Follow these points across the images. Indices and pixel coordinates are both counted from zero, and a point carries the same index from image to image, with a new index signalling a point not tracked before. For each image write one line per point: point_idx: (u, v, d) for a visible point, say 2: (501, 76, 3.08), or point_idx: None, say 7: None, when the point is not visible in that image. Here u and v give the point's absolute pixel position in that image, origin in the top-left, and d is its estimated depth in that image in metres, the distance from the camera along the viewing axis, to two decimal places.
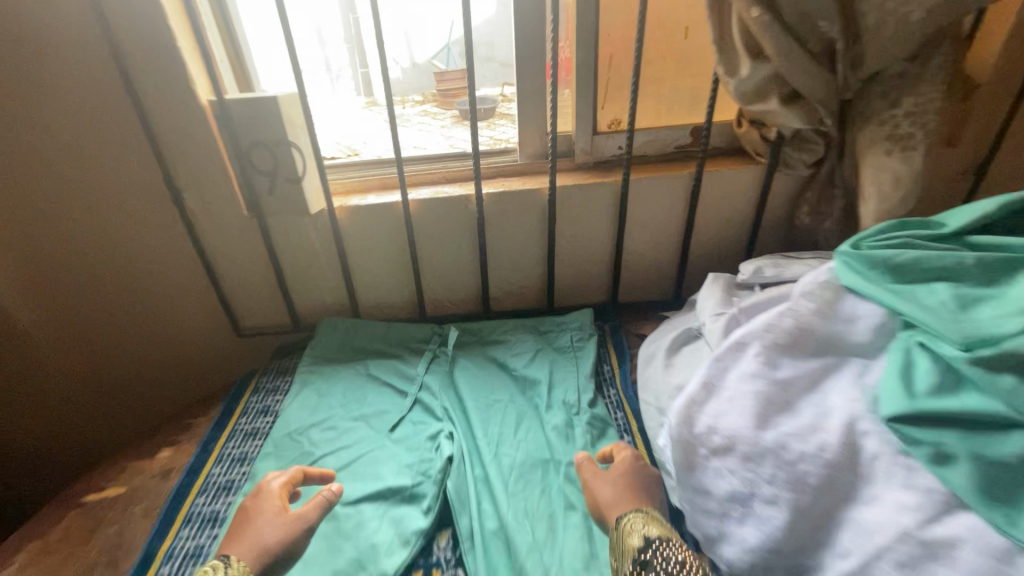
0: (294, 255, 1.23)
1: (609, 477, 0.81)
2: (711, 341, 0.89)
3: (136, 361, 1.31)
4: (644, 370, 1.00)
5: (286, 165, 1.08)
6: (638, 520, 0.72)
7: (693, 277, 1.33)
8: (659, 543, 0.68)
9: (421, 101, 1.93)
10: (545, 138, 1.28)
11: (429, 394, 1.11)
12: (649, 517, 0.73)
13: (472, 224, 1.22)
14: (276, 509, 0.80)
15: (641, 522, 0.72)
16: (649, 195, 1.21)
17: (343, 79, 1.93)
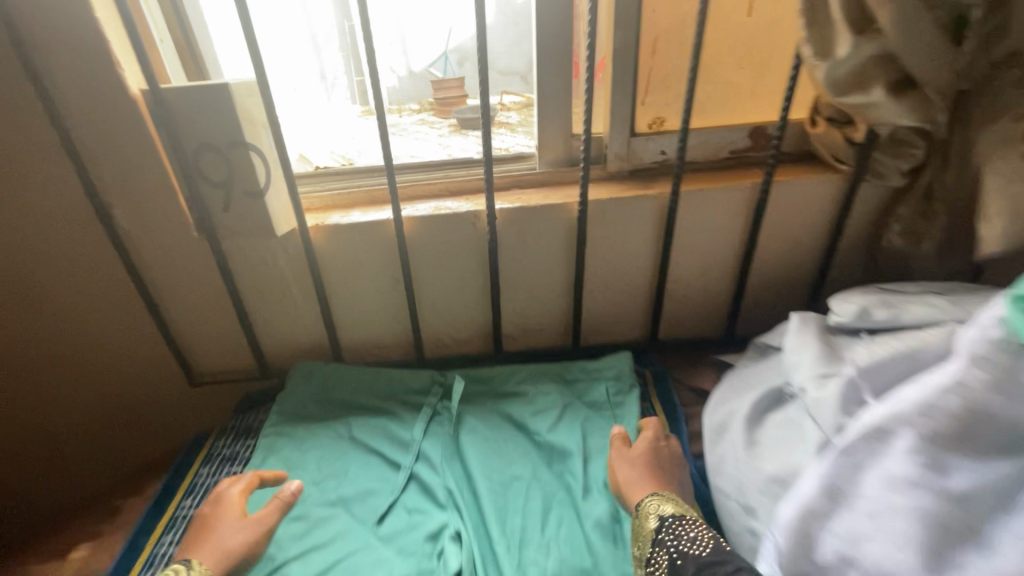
0: (259, 287, 0.98)
1: (640, 455, 0.78)
2: (819, 415, 0.64)
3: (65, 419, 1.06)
4: (713, 443, 0.75)
5: (244, 174, 0.84)
6: (660, 502, 0.70)
7: (750, 310, 1.10)
8: (677, 523, 0.65)
9: (419, 107, 1.68)
10: (570, 142, 1.05)
11: (428, 469, 0.86)
12: (671, 501, 0.70)
13: (481, 248, 0.98)
14: (234, 516, 0.74)
15: (660, 500, 0.70)
16: (700, 211, 0.98)
17: (336, 88, 1.56)
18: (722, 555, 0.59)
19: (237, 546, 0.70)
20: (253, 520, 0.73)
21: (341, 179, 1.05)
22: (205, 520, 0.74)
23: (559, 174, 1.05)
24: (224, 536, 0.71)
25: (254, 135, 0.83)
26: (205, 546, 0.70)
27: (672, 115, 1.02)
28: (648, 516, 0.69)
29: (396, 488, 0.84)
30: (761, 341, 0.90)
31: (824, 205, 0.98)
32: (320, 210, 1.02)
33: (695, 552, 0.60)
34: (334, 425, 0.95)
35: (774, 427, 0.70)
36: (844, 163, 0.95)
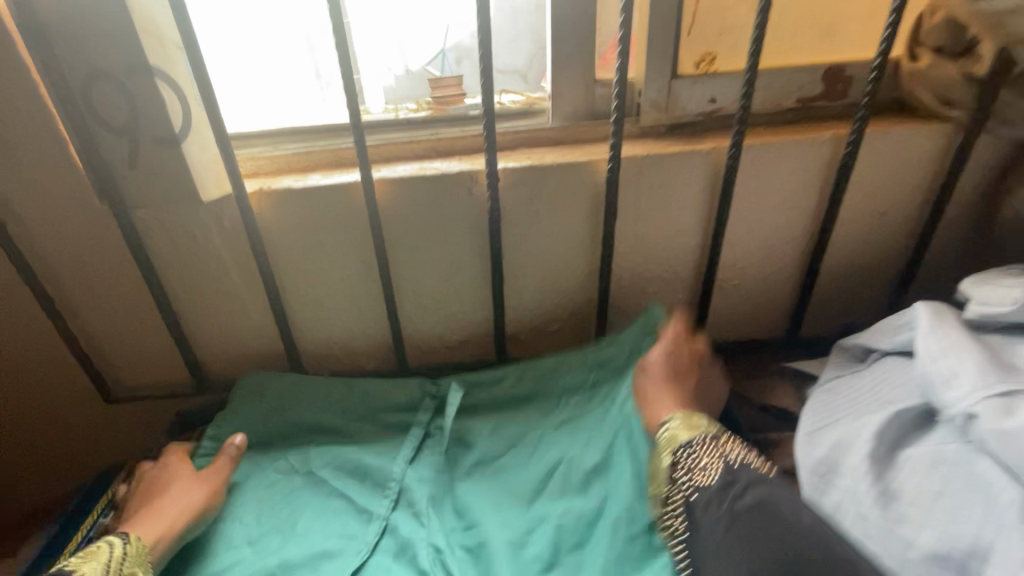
0: (189, 274, 0.75)
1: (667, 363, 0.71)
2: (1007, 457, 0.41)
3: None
4: (820, 489, 0.51)
5: (152, 114, 0.61)
6: (677, 422, 0.61)
7: (820, 305, 0.86)
8: (692, 449, 0.56)
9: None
10: (593, 90, 0.82)
11: (411, 521, 0.63)
12: (687, 420, 0.60)
13: (479, 222, 0.75)
14: (184, 477, 0.65)
15: (674, 423, 0.60)
16: (764, 172, 0.75)
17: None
18: (731, 484, 0.52)
19: (195, 501, 0.62)
20: (204, 474, 0.66)
21: (302, 139, 0.83)
22: (148, 494, 0.64)
23: (579, 130, 0.83)
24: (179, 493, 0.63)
25: (164, 60, 0.61)
26: (154, 509, 0.61)
27: (724, 52, 0.79)
28: (669, 436, 0.59)
29: (366, 547, 0.60)
30: (853, 344, 0.67)
31: (925, 164, 0.75)
32: (271, 175, 0.79)
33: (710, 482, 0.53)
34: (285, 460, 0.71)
35: (917, 472, 0.47)
36: (955, 108, 0.72)
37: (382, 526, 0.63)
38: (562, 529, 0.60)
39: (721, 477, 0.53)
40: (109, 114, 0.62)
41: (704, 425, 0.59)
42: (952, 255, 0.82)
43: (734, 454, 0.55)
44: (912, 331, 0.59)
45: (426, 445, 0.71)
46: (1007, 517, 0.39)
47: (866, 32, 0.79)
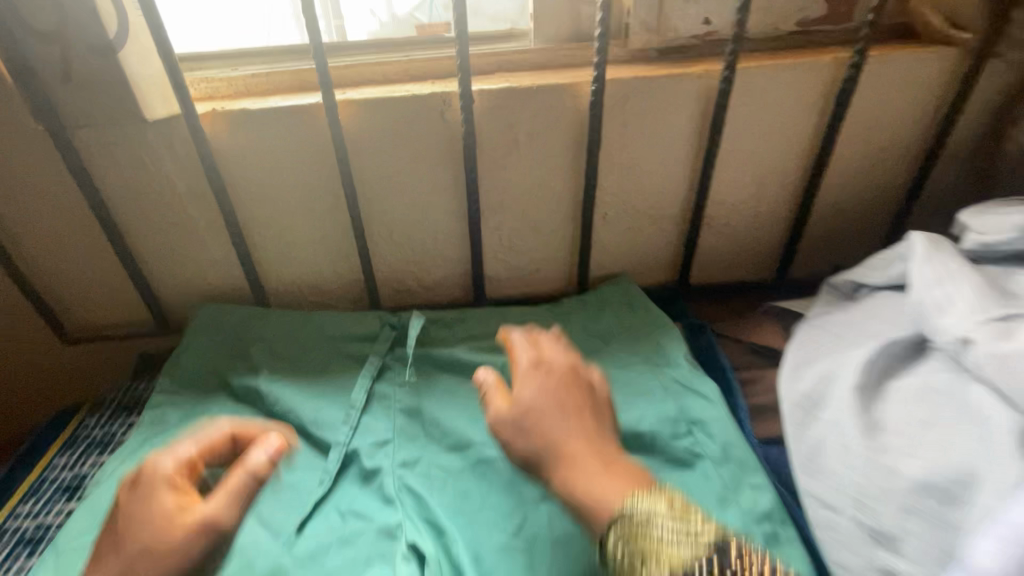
0: (140, 206, 0.70)
1: (549, 379, 0.52)
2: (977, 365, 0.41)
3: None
4: (805, 425, 0.48)
5: (79, 13, 0.54)
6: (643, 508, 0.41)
7: (811, 245, 0.83)
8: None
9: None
10: (579, 10, 0.76)
11: (372, 447, 0.62)
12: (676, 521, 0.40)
13: (452, 147, 0.70)
14: (186, 499, 0.45)
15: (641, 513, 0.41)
16: (758, 99, 0.70)
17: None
18: None
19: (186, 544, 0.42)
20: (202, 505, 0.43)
21: (263, 60, 0.75)
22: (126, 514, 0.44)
23: (565, 54, 0.76)
24: (159, 519, 0.43)
25: None
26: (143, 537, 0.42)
27: None
28: (643, 546, 0.39)
29: (328, 475, 0.60)
30: (842, 280, 0.64)
31: (928, 93, 0.71)
32: (229, 98, 0.72)
33: None
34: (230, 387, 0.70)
35: (904, 402, 0.45)
36: (966, 30, 0.68)
37: (343, 456, 0.62)
38: None
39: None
40: (33, 14, 0.55)
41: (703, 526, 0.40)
42: (950, 191, 0.78)
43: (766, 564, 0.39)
44: (904, 264, 0.57)
45: (384, 375, 0.70)
46: (1006, 450, 0.37)
47: None
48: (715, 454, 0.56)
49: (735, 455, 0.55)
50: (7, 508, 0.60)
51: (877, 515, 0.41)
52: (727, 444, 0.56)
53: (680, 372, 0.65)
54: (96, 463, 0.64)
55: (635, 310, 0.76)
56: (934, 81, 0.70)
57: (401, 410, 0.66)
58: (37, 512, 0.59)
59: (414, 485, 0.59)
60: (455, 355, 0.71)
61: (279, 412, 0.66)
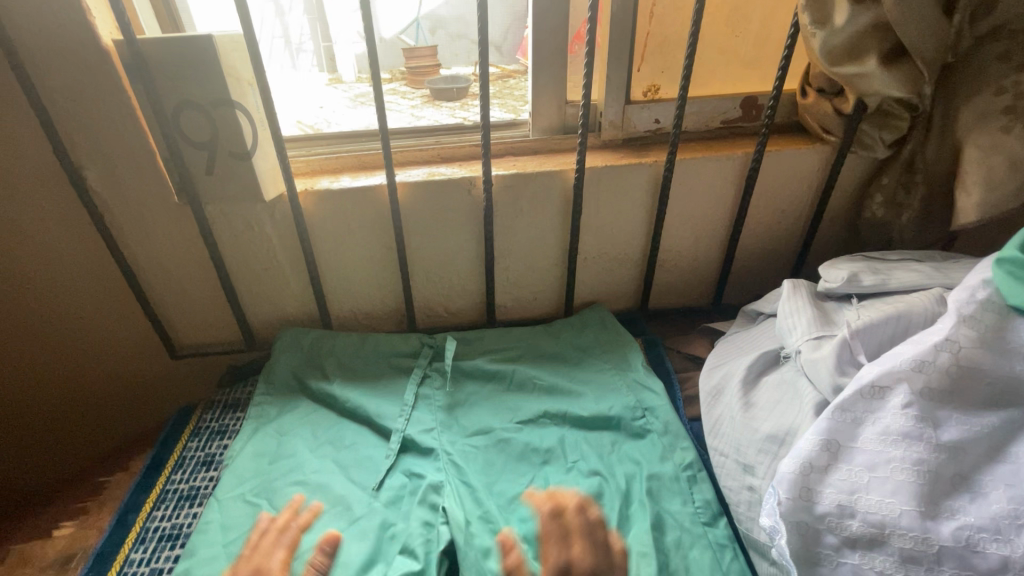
0: (245, 256, 0.95)
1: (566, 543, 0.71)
2: (801, 364, 0.69)
3: (29, 394, 0.99)
4: (712, 409, 0.76)
5: (229, 134, 0.80)
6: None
7: (737, 279, 1.12)
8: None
9: (390, 77, 1.59)
10: (565, 109, 1.03)
11: (422, 430, 0.88)
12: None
13: (476, 215, 0.97)
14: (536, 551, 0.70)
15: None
16: (694, 180, 0.99)
17: (302, 53, 1.58)
18: None
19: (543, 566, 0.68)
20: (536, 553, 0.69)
21: (331, 143, 1.01)
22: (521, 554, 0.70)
23: (555, 141, 1.04)
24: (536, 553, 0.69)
25: (240, 93, 0.79)
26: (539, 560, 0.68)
27: (666, 83, 1.01)
28: None
29: (392, 451, 0.85)
30: (749, 309, 0.92)
31: (811, 176, 1.00)
32: (309, 174, 0.97)
33: None
34: (310, 389, 0.94)
35: (767, 390, 0.73)
36: (832, 134, 0.95)
37: (402, 438, 0.87)
38: (536, 428, 0.88)
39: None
40: (195, 134, 0.80)
41: None
42: (833, 241, 1.09)
43: None
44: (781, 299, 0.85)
45: (426, 381, 0.96)
46: (808, 413, 0.65)
47: (765, 68, 1.01)
48: (658, 428, 0.83)
49: (672, 429, 0.82)
50: (163, 476, 0.84)
51: (746, 458, 0.68)
52: (667, 421, 0.84)
53: (638, 375, 0.93)
54: (221, 445, 0.89)
55: (607, 329, 1.04)
56: (813, 169, 1.00)
57: (440, 405, 0.92)
58: (188, 478, 0.83)
59: (454, 456, 0.84)
60: (478, 364, 0.97)
61: (349, 407, 0.91)
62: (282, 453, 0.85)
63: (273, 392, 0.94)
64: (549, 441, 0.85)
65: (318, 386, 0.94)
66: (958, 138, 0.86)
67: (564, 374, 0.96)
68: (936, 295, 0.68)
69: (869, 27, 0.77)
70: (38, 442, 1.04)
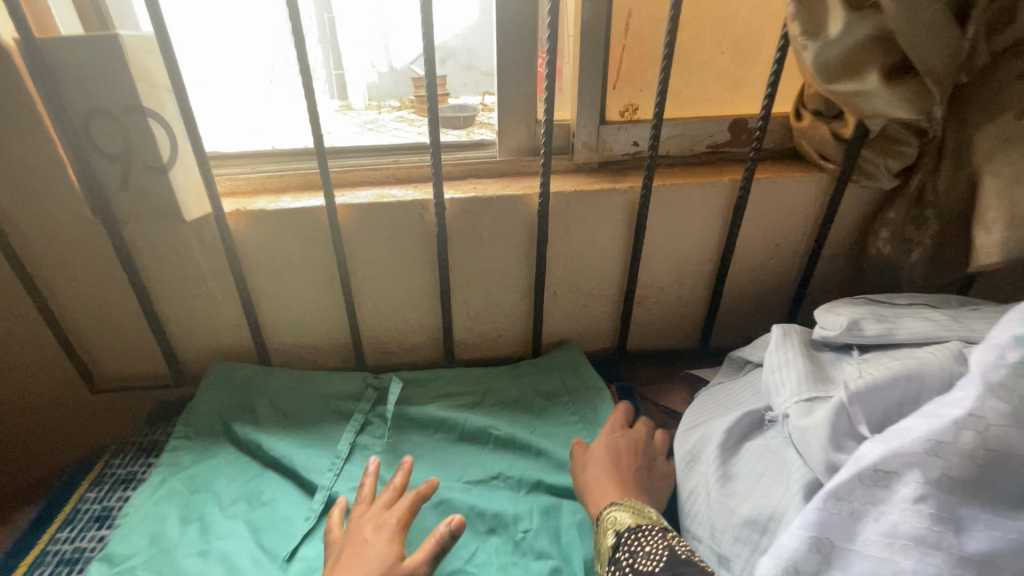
0: (169, 281, 0.85)
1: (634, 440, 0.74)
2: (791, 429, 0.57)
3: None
4: (687, 479, 0.64)
5: (141, 144, 0.71)
6: (619, 512, 0.62)
7: (727, 320, 1.00)
8: (634, 535, 0.58)
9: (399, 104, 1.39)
10: (535, 130, 0.94)
11: (351, 489, 0.76)
12: (633, 509, 0.62)
13: (429, 242, 0.87)
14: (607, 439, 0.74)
15: (620, 509, 0.62)
16: (675, 208, 0.88)
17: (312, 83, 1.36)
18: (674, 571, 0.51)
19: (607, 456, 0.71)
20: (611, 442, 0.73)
21: (276, 160, 0.92)
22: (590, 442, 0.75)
23: (523, 163, 0.95)
24: (607, 443, 0.73)
25: (155, 101, 0.70)
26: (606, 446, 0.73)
27: (646, 102, 0.92)
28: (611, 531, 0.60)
29: (312, 516, 0.73)
30: (736, 355, 0.80)
31: (806, 207, 0.90)
32: (248, 193, 0.88)
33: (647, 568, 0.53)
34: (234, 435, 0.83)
35: (750, 459, 0.60)
36: (831, 161, 0.85)
37: (327, 499, 0.74)
38: (485, 491, 0.76)
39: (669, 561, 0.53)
40: (104, 145, 0.71)
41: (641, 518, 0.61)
42: (834, 279, 0.97)
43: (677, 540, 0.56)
44: None
45: (366, 429, 0.84)
46: (797, 493, 0.53)
47: (757, 87, 0.92)
48: None
49: None
50: (45, 535, 0.72)
51: (722, 545, 0.56)
52: None
53: None
54: (122, 497, 0.77)
55: (578, 374, 0.92)
56: (809, 198, 0.89)
57: (378, 458, 0.80)
58: (73, 538, 0.72)
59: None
60: (427, 409, 0.85)
61: (274, 458, 0.79)
62: (192, 509, 0.74)
63: (190, 437, 0.83)
64: (498, 507, 0.73)
65: (241, 429, 0.83)
66: (973, 166, 0.75)
67: (523, 427, 0.84)
68: (956, 350, 0.56)
69: (868, 37, 0.68)
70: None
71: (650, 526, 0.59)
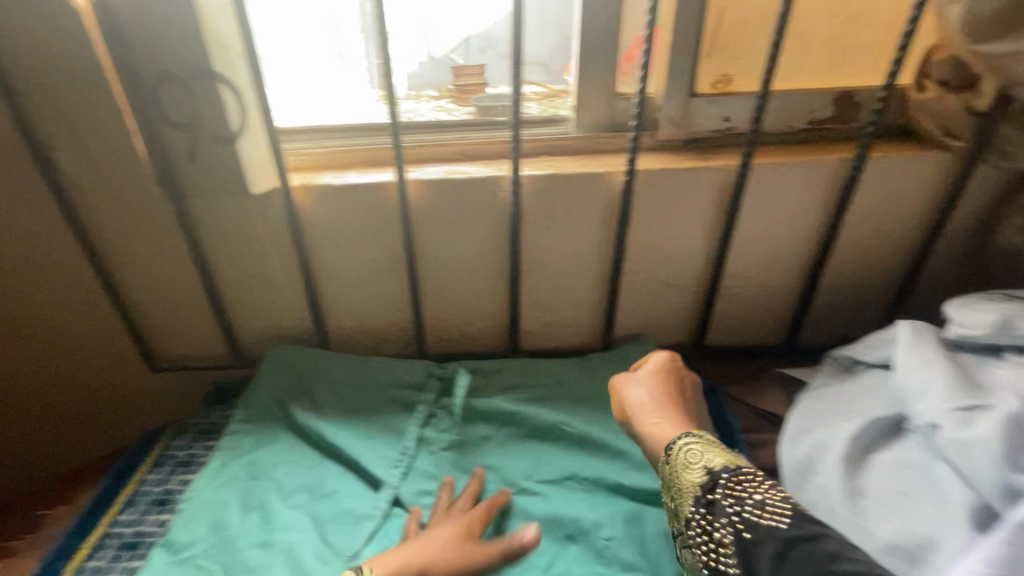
0: (233, 259, 0.82)
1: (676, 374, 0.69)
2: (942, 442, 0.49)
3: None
4: (800, 492, 0.56)
5: (212, 112, 0.67)
6: (701, 450, 0.54)
7: (819, 316, 0.91)
8: (732, 474, 0.49)
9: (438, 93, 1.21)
10: (615, 104, 0.87)
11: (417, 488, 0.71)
12: (710, 442, 0.55)
13: (501, 223, 0.81)
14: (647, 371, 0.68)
15: (697, 442, 0.55)
16: (773, 189, 0.79)
17: None
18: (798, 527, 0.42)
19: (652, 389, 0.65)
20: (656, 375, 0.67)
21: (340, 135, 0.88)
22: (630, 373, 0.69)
23: (600, 141, 0.88)
24: (646, 374, 0.68)
25: (225, 63, 0.66)
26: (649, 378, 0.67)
27: (741, 73, 0.83)
28: (694, 471, 0.52)
29: (378, 514, 0.69)
30: (842, 354, 0.71)
31: (923, 191, 0.80)
32: (312, 169, 0.84)
33: (763, 520, 0.43)
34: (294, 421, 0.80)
35: (883, 474, 0.52)
36: (957, 138, 0.75)
37: (393, 496, 0.70)
38: (559, 493, 0.70)
39: (792, 510, 0.43)
40: (174, 111, 0.68)
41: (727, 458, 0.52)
42: (946, 273, 0.87)
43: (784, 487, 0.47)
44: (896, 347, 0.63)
45: (430, 421, 0.80)
46: (956, 518, 0.45)
47: (870, 56, 0.82)
48: None
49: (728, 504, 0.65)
50: (107, 516, 0.70)
51: None
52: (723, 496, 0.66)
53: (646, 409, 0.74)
54: (182, 480, 0.75)
55: None
56: (929, 181, 0.79)
57: (444, 454, 0.76)
58: (135, 521, 0.69)
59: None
60: (494, 402, 0.80)
61: (336, 448, 0.76)
62: (253, 496, 0.71)
63: (251, 421, 0.80)
64: (576, 511, 0.67)
65: (303, 414, 0.79)
66: None
67: (598, 425, 0.78)
68: None
69: None
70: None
71: (746, 465, 0.51)
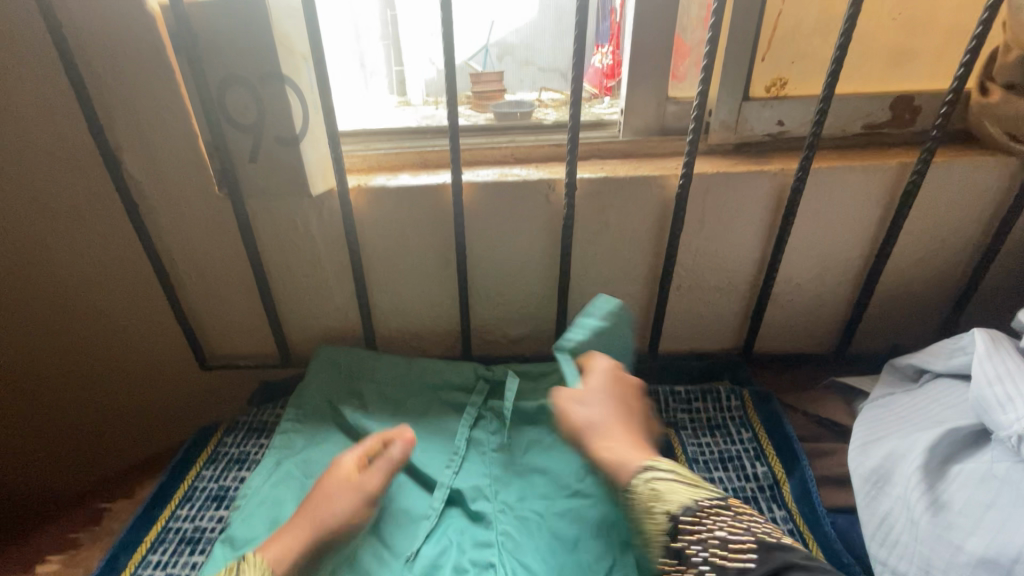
0: (287, 259, 0.83)
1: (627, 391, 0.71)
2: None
3: (35, 390, 0.90)
4: (875, 502, 0.56)
5: (278, 116, 0.69)
6: (661, 483, 0.56)
7: (871, 324, 0.90)
8: (696, 513, 0.53)
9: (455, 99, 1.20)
10: (665, 108, 0.86)
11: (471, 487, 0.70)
12: (676, 477, 0.57)
13: (553, 225, 0.81)
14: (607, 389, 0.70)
15: (662, 480, 0.56)
16: (830, 194, 0.78)
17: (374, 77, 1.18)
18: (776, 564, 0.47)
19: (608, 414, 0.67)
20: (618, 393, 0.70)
21: (390, 139, 0.89)
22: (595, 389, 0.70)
23: (649, 145, 0.88)
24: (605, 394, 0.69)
25: (292, 69, 0.68)
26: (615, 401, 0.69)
27: (796, 77, 0.83)
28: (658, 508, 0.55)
29: (434, 514, 0.68)
30: (904, 363, 0.70)
31: (987, 197, 0.78)
32: (363, 171, 0.85)
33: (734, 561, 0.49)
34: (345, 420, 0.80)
35: (964, 485, 0.52)
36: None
37: (447, 495, 0.70)
38: None
39: (752, 543, 0.50)
40: (240, 115, 0.69)
41: (692, 490, 0.55)
42: (1007, 281, 0.85)
43: (749, 523, 0.52)
44: (968, 355, 0.62)
45: (479, 423, 0.79)
46: None
47: (930, 60, 0.81)
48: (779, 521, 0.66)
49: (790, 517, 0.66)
50: (167, 510, 0.71)
51: None
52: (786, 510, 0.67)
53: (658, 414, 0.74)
54: (237, 477, 0.76)
55: None
56: (994, 187, 0.77)
57: (495, 455, 0.75)
58: (194, 516, 0.70)
59: (511, 528, 0.66)
60: (544, 404, 0.79)
61: None
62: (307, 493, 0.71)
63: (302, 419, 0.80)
64: None
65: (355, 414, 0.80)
66: None
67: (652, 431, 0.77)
68: None
69: None
70: (43, 442, 0.95)
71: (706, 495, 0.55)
